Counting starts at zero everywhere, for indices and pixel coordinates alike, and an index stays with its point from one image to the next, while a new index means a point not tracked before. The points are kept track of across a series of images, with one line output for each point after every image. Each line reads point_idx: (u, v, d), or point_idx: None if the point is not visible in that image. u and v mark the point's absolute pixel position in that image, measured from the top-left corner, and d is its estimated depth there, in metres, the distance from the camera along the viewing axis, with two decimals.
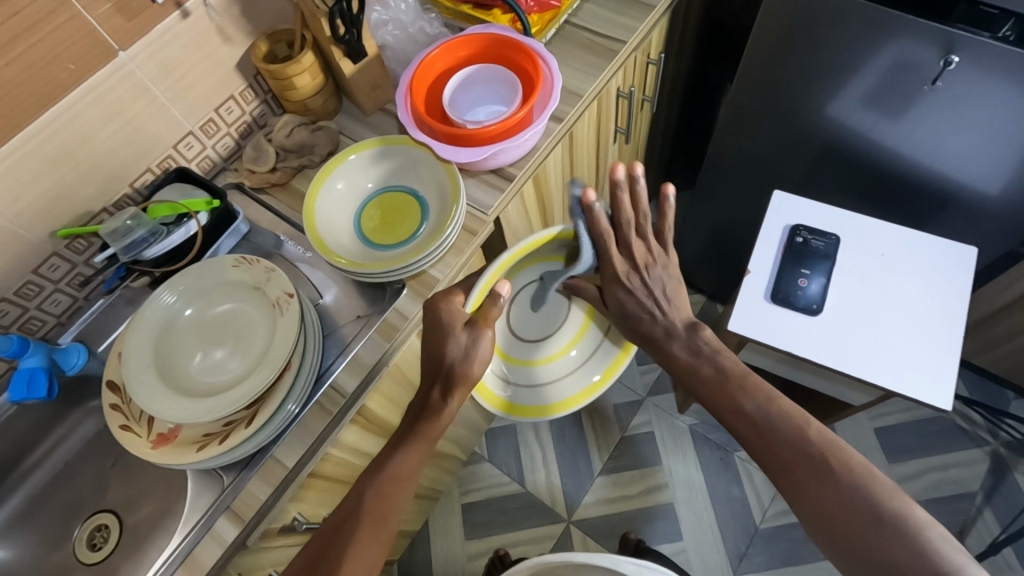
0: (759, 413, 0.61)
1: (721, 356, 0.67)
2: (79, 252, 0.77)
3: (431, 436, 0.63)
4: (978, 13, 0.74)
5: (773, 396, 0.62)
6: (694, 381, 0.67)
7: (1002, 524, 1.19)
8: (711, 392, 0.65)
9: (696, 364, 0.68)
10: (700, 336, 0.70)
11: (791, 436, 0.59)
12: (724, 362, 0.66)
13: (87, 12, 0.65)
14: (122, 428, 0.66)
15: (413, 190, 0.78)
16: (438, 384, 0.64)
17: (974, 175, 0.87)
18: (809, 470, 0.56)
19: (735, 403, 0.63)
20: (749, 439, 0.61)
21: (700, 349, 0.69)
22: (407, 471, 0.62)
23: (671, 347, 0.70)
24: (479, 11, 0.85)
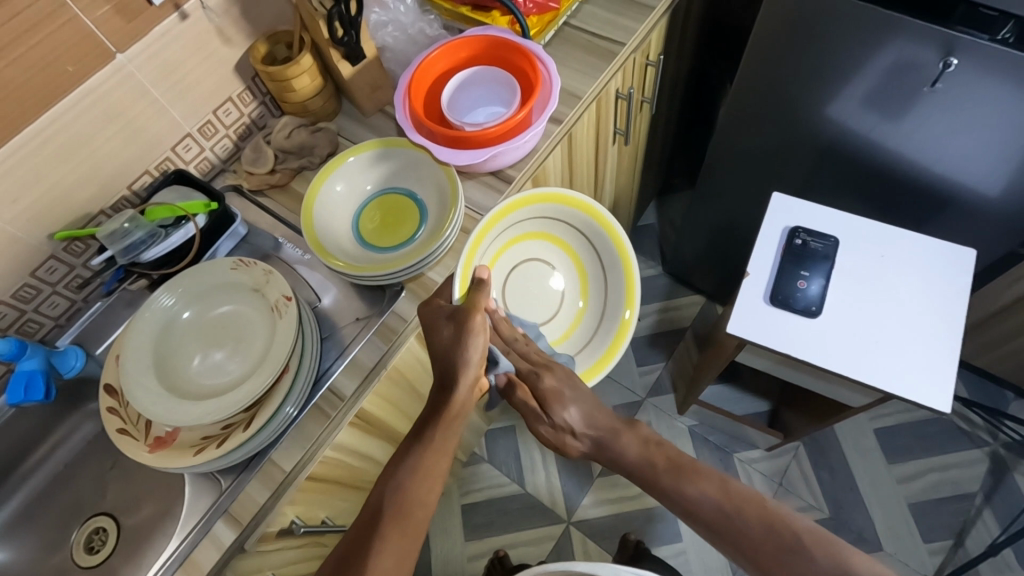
0: (718, 497, 0.65)
1: (667, 447, 0.72)
2: (77, 254, 0.77)
3: (445, 430, 0.66)
4: (977, 15, 0.73)
5: (726, 479, 0.67)
6: (644, 474, 0.71)
7: (1002, 525, 1.19)
8: (668, 481, 0.69)
9: (647, 456, 0.71)
10: (641, 431, 0.73)
11: (749, 516, 0.63)
12: (670, 453, 0.71)
13: (86, 14, 0.65)
14: (120, 431, 0.65)
15: (412, 193, 0.78)
16: (447, 379, 0.67)
17: (974, 176, 0.87)
18: (774, 551, 0.61)
19: (692, 489, 0.67)
20: (712, 527, 0.65)
21: (649, 440, 0.72)
22: (426, 466, 0.64)
23: (620, 442, 0.73)
24: (478, 12, 0.85)
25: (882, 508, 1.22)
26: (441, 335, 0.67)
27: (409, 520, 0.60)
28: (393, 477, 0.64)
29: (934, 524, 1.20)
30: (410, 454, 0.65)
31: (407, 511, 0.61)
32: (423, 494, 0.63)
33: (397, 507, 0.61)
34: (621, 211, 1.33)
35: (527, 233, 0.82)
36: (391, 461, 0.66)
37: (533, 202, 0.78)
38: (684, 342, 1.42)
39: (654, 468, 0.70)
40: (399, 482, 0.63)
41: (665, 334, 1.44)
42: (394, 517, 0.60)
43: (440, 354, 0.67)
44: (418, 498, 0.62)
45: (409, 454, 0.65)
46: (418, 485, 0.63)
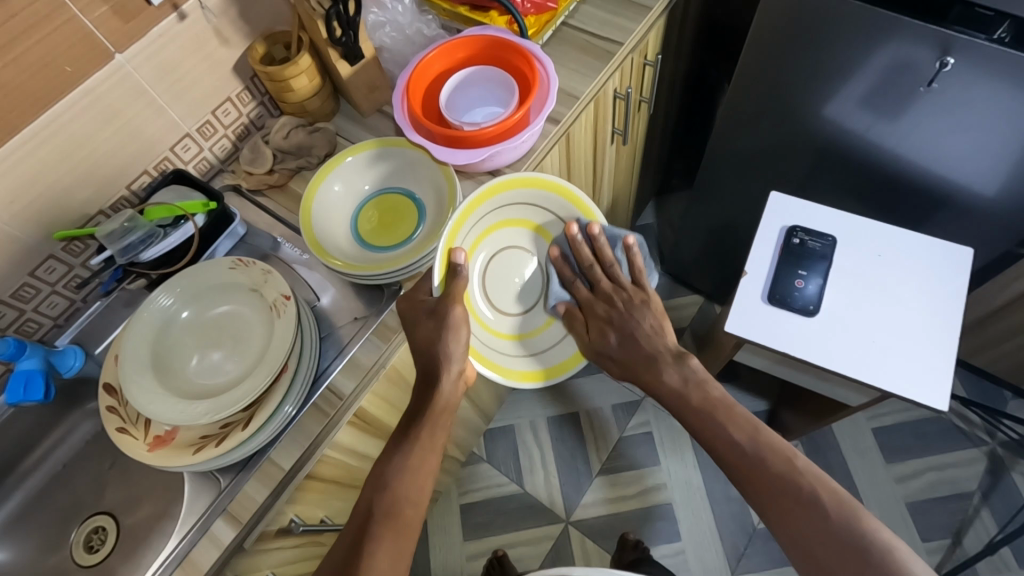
0: (748, 442, 0.64)
1: (708, 388, 0.70)
2: (76, 254, 0.77)
3: (432, 426, 0.68)
4: (972, 15, 0.73)
5: (759, 426, 0.66)
6: (679, 409, 0.71)
7: (1000, 524, 1.19)
8: (703, 417, 0.68)
9: (691, 391, 0.70)
10: (687, 367, 0.72)
11: (780, 464, 0.62)
12: (714, 390, 0.70)
13: (84, 15, 0.65)
14: (119, 430, 0.66)
15: (410, 193, 0.78)
16: (430, 376, 0.69)
17: (970, 176, 0.87)
18: (797, 502, 0.59)
19: (726, 432, 0.66)
20: (738, 469, 0.64)
21: (690, 378, 0.72)
22: (416, 462, 0.65)
23: (664, 374, 0.73)
24: (476, 12, 0.85)
25: (881, 507, 1.22)
26: (423, 332, 0.67)
27: (404, 518, 0.62)
28: (385, 473, 0.65)
29: (932, 523, 1.20)
30: (399, 451, 0.66)
31: (399, 508, 0.62)
32: (415, 492, 0.64)
33: (391, 504, 0.62)
34: (619, 211, 1.33)
35: (505, 221, 0.79)
36: (380, 458, 0.67)
37: (518, 184, 0.76)
38: (682, 341, 1.42)
39: (694, 405, 0.69)
40: (391, 478, 0.64)
41: None
42: (389, 513, 0.62)
43: (423, 349, 0.68)
44: (410, 493, 0.64)
45: (398, 450, 0.67)
46: (411, 481, 0.64)
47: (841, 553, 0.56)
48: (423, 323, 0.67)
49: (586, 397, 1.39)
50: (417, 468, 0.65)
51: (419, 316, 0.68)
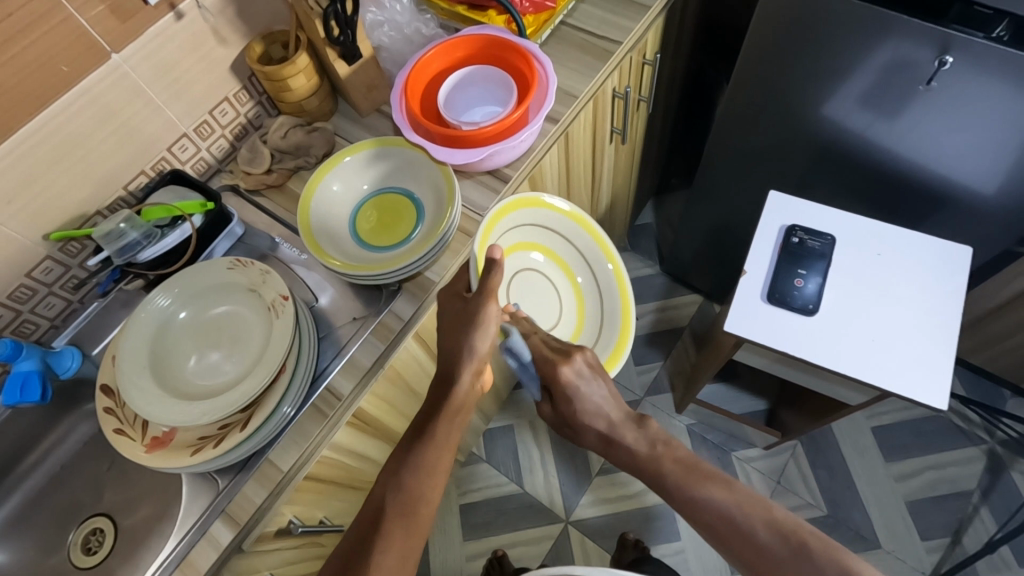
0: (725, 498, 0.63)
1: (673, 446, 0.70)
2: (73, 255, 0.77)
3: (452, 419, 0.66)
4: (971, 13, 0.73)
5: (732, 480, 0.65)
6: (654, 475, 0.69)
7: (999, 522, 1.19)
8: (676, 482, 0.67)
9: (654, 456, 0.69)
10: (647, 429, 0.72)
11: (755, 520, 0.61)
12: (676, 452, 0.69)
13: (80, 14, 0.65)
14: (116, 432, 0.65)
15: (409, 192, 0.78)
16: (453, 372, 0.67)
17: (969, 175, 0.87)
18: (776, 557, 0.59)
19: (699, 491, 0.65)
20: (715, 534, 0.63)
21: (655, 440, 0.71)
22: (430, 461, 0.64)
23: (626, 436, 0.72)
24: (474, 11, 0.85)
25: (880, 506, 1.22)
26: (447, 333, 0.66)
27: (417, 517, 0.61)
28: (397, 470, 0.63)
29: (931, 522, 1.20)
30: (414, 448, 0.65)
31: (410, 506, 0.61)
32: (429, 491, 0.63)
33: (402, 502, 0.61)
34: (618, 210, 1.33)
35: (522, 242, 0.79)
36: (392, 455, 0.65)
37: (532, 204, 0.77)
38: (681, 341, 1.42)
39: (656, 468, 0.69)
40: (403, 476, 0.63)
41: (662, 333, 1.44)
42: (400, 510, 0.60)
43: (456, 341, 0.66)
44: (424, 493, 0.62)
45: (410, 451, 0.65)
46: (423, 479, 0.63)
47: None
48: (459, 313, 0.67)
49: None
50: (430, 468, 0.64)
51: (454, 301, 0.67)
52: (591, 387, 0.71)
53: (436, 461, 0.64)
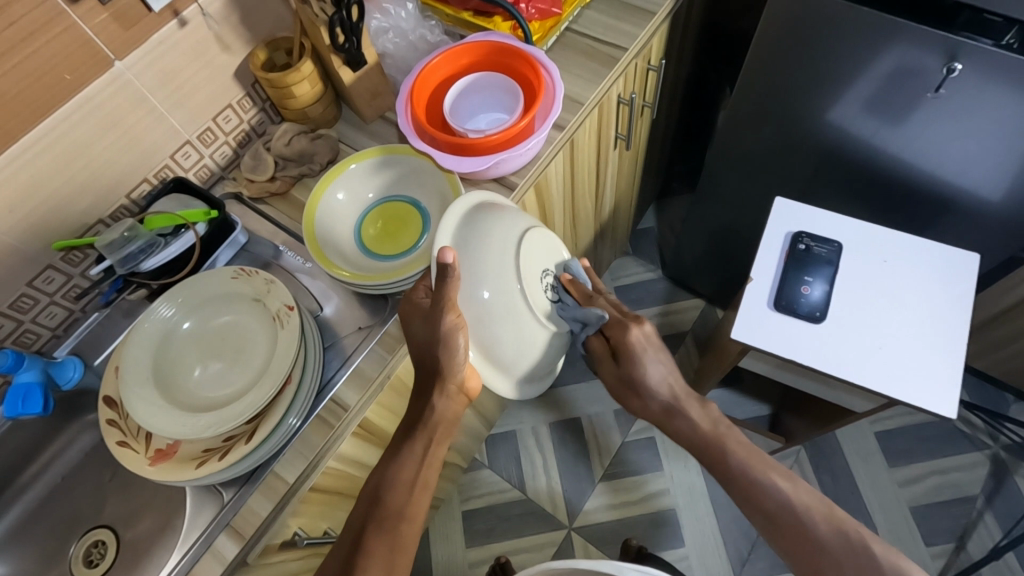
0: (789, 492, 0.68)
1: (735, 431, 0.74)
2: (75, 264, 0.76)
3: (427, 437, 0.69)
4: (979, 20, 0.74)
5: (795, 476, 0.70)
6: (719, 454, 0.72)
7: (1004, 528, 1.19)
8: (742, 462, 0.71)
9: (717, 436, 0.73)
10: (711, 408, 0.75)
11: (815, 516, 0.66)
12: (739, 437, 0.73)
13: (83, 22, 0.64)
14: (120, 444, 0.64)
15: (414, 201, 0.77)
16: (432, 386, 0.68)
17: (978, 181, 0.86)
18: (835, 553, 0.63)
19: (766, 478, 0.69)
20: (776, 523, 0.68)
21: (718, 421, 0.74)
22: (408, 476, 0.67)
23: (691, 417, 0.75)
24: (480, 17, 0.85)
25: (885, 511, 1.22)
26: (418, 335, 0.66)
27: (400, 534, 0.64)
28: (382, 481, 0.67)
29: (936, 527, 1.20)
30: (393, 463, 0.68)
31: (394, 521, 0.65)
32: (412, 507, 0.66)
33: (384, 521, 0.65)
34: (621, 214, 1.32)
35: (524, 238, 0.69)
36: (380, 462, 0.70)
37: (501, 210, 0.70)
38: (685, 346, 1.41)
39: (717, 449, 0.72)
40: (385, 491, 0.67)
41: (666, 338, 1.43)
42: (384, 529, 0.64)
43: (426, 356, 0.66)
44: (407, 511, 0.65)
45: (394, 461, 0.68)
46: (406, 494, 0.66)
47: None
48: (417, 330, 0.65)
49: (588, 403, 1.38)
50: (404, 494, 0.66)
51: (413, 319, 0.66)
52: (654, 357, 0.74)
53: (413, 477, 0.68)
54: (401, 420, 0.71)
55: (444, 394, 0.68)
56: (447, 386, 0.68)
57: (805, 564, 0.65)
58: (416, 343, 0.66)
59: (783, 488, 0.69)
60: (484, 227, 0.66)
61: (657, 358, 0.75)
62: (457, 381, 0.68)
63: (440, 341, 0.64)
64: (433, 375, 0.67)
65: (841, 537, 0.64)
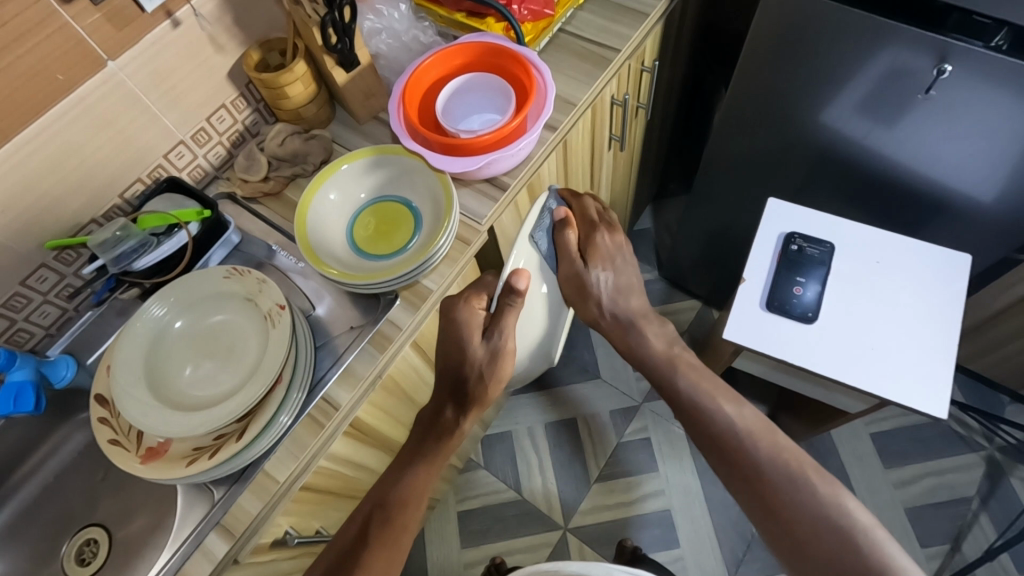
0: (735, 418, 0.69)
1: (688, 354, 0.78)
2: (68, 263, 0.76)
3: (439, 458, 0.68)
4: (969, 23, 0.74)
5: (742, 399, 0.72)
6: (669, 382, 0.75)
7: (999, 529, 1.19)
8: (689, 396, 0.73)
9: (668, 355, 0.77)
10: (666, 331, 0.79)
11: (760, 445, 0.67)
12: (691, 360, 0.76)
13: (76, 22, 0.65)
14: (110, 442, 0.65)
15: (406, 201, 0.77)
16: (461, 402, 0.69)
17: (969, 183, 0.87)
18: (776, 482, 0.64)
19: (717, 407, 0.71)
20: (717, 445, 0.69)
21: (672, 341, 0.78)
22: (417, 491, 0.66)
23: (644, 334, 0.78)
24: (473, 18, 0.85)
25: (881, 513, 1.22)
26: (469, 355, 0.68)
27: (396, 542, 0.63)
28: (388, 494, 0.66)
29: (930, 528, 1.20)
30: (407, 473, 0.67)
31: (396, 533, 0.63)
32: (410, 518, 0.65)
33: (387, 529, 0.63)
34: (617, 214, 1.32)
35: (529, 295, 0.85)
36: (389, 473, 0.69)
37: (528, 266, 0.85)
38: None
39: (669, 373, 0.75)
40: (390, 504, 0.65)
41: None
42: (386, 543, 0.62)
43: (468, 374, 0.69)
44: (407, 523, 0.64)
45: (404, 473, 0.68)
46: (409, 508, 0.65)
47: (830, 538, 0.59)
48: (476, 350, 0.68)
49: (583, 403, 1.38)
50: (410, 510, 0.65)
51: (467, 334, 0.68)
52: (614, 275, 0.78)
53: (426, 489, 0.67)
54: (417, 431, 0.71)
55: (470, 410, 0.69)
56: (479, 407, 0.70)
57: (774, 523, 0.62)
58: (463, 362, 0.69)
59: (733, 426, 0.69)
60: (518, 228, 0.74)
61: (614, 277, 0.78)
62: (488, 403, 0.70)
63: (491, 366, 0.68)
64: (468, 392, 0.69)
65: (789, 462, 0.65)
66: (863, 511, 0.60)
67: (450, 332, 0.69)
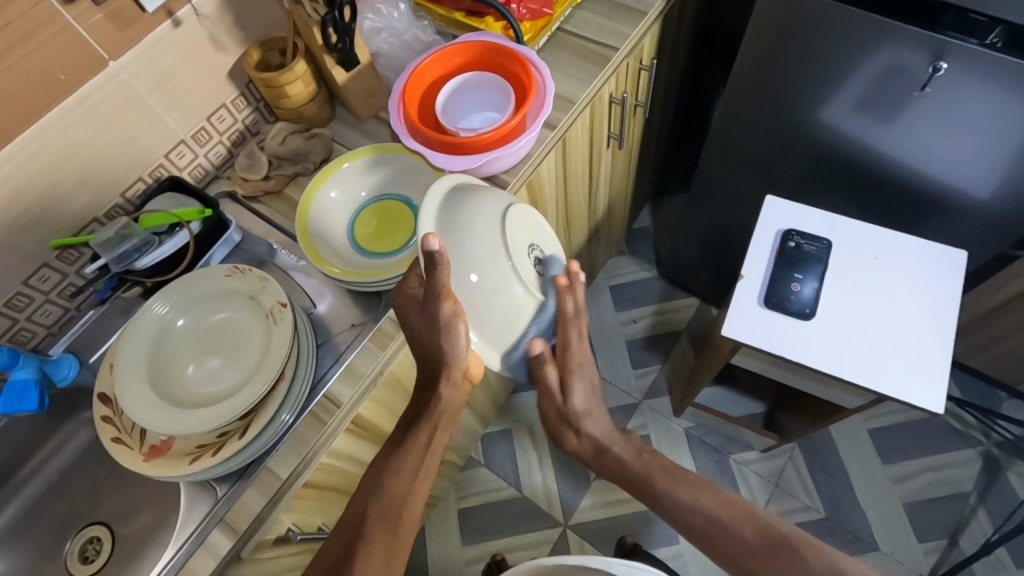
0: (755, 538, 0.70)
1: (660, 457, 0.79)
2: (70, 262, 0.76)
3: (430, 427, 0.71)
4: (964, 20, 0.75)
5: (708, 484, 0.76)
6: (646, 487, 0.77)
7: (996, 524, 1.20)
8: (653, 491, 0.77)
9: (641, 464, 0.78)
10: (634, 441, 0.81)
11: (744, 527, 0.71)
12: (666, 465, 0.78)
13: (78, 23, 0.65)
14: (114, 440, 0.65)
15: (407, 199, 0.78)
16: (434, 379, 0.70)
17: (966, 178, 0.87)
18: (766, 559, 0.68)
19: (676, 498, 0.75)
20: (706, 539, 0.72)
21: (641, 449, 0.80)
22: (410, 466, 0.70)
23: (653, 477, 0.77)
24: (472, 17, 0.86)
25: (878, 508, 1.23)
26: (417, 329, 0.66)
27: (396, 518, 0.67)
28: (383, 472, 0.70)
29: (928, 524, 1.21)
30: (395, 454, 0.71)
31: (395, 512, 0.68)
32: (409, 493, 0.69)
33: (385, 508, 0.68)
34: (616, 212, 1.33)
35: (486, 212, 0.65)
36: (382, 451, 0.72)
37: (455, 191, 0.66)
38: (679, 345, 1.42)
39: (644, 481, 0.77)
40: (387, 482, 0.69)
41: (661, 336, 1.44)
42: (384, 521, 0.67)
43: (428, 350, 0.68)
44: (406, 498, 0.69)
45: (400, 447, 0.71)
46: (406, 483, 0.69)
47: None
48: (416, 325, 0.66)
49: None
50: (405, 486, 0.69)
51: (412, 310, 0.66)
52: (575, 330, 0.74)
53: (417, 465, 0.70)
54: (408, 409, 0.73)
55: (446, 385, 0.69)
56: (453, 376, 0.68)
57: None
58: (428, 344, 0.66)
59: (703, 506, 0.73)
60: (462, 207, 0.64)
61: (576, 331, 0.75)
62: (461, 368, 0.67)
63: (441, 333, 0.64)
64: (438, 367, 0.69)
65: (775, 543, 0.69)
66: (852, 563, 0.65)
67: (400, 308, 0.67)
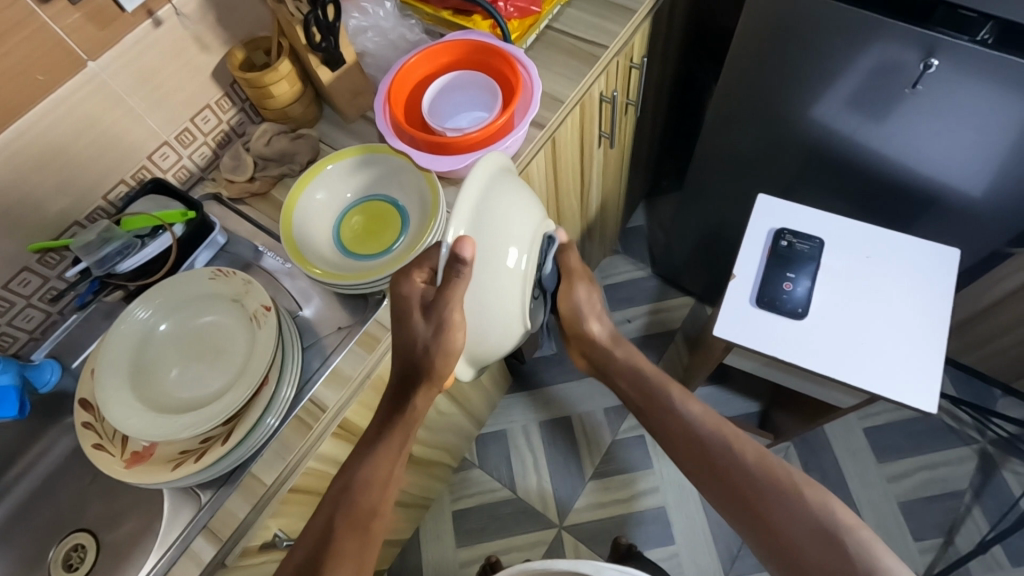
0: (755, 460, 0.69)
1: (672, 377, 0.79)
2: (52, 266, 0.75)
3: (403, 431, 0.68)
4: (956, 17, 0.73)
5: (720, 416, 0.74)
6: (656, 396, 0.77)
7: (991, 522, 1.19)
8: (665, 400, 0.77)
9: (657, 375, 0.79)
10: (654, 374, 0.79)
11: (746, 448, 0.70)
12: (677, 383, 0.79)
13: (55, 23, 0.64)
14: (95, 447, 0.64)
15: (393, 199, 0.77)
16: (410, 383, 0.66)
17: (958, 175, 0.86)
18: (761, 486, 0.67)
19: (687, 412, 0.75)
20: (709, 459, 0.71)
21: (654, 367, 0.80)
22: (381, 475, 0.67)
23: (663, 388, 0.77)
24: (459, 16, 0.85)
25: (873, 507, 1.22)
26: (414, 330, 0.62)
27: (364, 528, 0.65)
28: (353, 478, 0.66)
29: (923, 523, 1.20)
30: (366, 458, 0.67)
31: (365, 520, 0.65)
32: (377, 502, 0.66)
33: (355, 518, 0.64)
34: (609, 211, 1.32)
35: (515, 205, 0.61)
36: (348, 459, 0.69)
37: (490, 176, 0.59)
38: (673, 344, 1.42)
39: (658, 391, 0.77)
40: (355, 490, 0.66)
41: (654, 336, 1.43)
42: (353, 531, 0.64)
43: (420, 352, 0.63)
44: (375, 506, 0.66)
45: (370, 450, 0.67)
46: (375, 493, 0.66)
47: (809, 542, 0.62)
48: (419, 326, 0.61)
49: (577, 401, 1.38)
50: (376, 496, 0.66)
51: (412, 310, 0.62)
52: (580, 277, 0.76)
53: (387, 474, 0.67)
54: (380, 409, 0.69)
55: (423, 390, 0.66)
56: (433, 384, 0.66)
57: (765, 528, 0.66)
58: (414, 337, 0.62)
59: (712, 428, 0.72)
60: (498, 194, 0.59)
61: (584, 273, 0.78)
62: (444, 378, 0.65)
63: (440, 341, 0.61)
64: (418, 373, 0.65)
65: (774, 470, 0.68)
66: (849, 512, 0.63)
67: (398, 311, 0.63)
